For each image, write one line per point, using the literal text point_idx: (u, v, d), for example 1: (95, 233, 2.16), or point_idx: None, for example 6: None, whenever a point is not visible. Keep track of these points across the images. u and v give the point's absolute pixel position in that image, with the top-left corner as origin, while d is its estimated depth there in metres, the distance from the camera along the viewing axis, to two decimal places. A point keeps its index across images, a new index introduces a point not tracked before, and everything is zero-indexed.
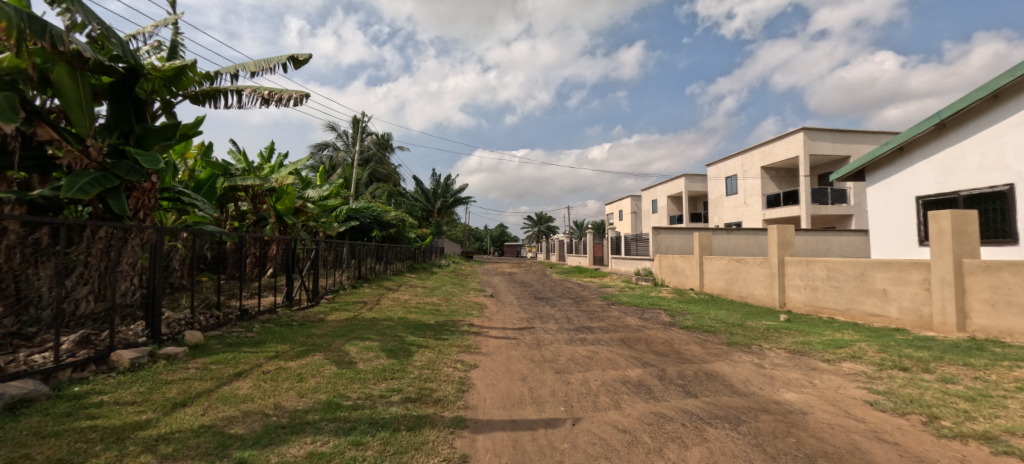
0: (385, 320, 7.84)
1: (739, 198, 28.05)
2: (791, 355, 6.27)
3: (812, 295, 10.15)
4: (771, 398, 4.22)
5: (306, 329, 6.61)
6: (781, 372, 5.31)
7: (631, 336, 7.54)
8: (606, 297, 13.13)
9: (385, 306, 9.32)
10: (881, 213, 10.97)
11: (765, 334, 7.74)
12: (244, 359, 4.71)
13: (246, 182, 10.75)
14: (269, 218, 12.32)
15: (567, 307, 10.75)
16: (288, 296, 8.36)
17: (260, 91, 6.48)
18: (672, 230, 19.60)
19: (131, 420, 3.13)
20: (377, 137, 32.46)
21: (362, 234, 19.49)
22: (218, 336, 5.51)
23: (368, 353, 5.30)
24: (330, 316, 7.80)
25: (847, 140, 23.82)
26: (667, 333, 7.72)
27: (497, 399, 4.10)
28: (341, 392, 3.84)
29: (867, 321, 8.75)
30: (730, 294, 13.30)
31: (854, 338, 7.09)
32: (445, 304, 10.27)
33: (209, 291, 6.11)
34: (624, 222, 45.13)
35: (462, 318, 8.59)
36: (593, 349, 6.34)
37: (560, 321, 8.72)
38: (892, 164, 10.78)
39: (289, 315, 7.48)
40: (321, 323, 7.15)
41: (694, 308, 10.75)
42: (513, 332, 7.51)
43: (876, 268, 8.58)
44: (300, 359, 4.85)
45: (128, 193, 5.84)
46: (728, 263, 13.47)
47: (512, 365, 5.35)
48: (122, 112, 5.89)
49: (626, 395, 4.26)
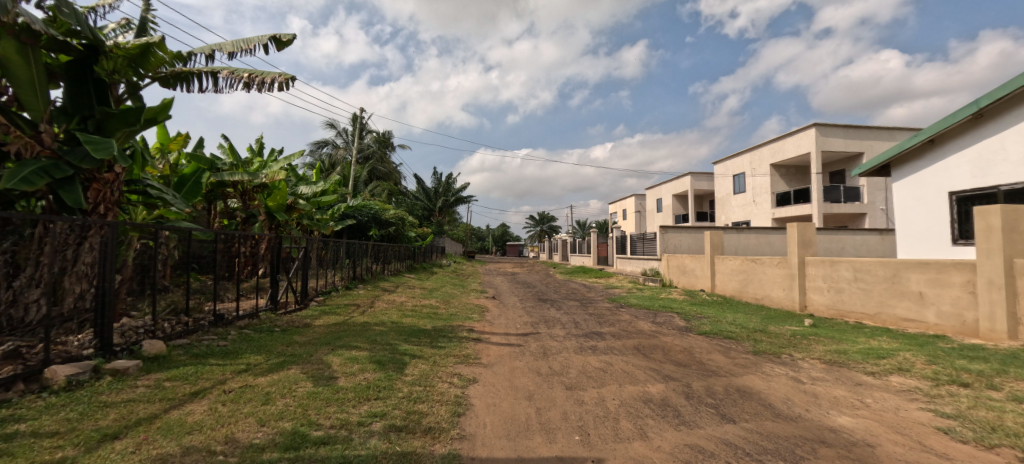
0: (377, 326, 7.20)
1: (747, 196, 27.30)
2: (828, 366, 5.60)
3: (837, 297, 9.50)
4: (824, 425, 3.58)
5: (289, 336, 5.98)
6: (824, 388, 4.65)
7: (646, 343, 6.86)
8: (613, 299, 12.46)
9: (379, 309, 8.67)
10: (908, 210, 10.31)
11: (792, 341, 7.08)
12: (209, 374, 4.08)
13: (234, 178, 10.31)
14: (258, 216, 11.68)
15: (573, 310, 10.09)
16: (274, 298, 7.70)
17: (238, 74, 5.77)
18: (680, 229, 18.92)
19: (40, 460, 2.50)
20: (377, 135, 31.86)
21: (359, 233, 18.87)
22: (184, 345, 4.89)
23: (353, 365, 4.66)
24: (318, 321, 7.16)
25: (861, 136, 23.05)
26: (685, 340, 7.05)
27: (500, 424, 3.46)
28: (312, 418, 3.19)
29: (899, 326, 8.12)
30: (744, 296, 12.63)
31: (895, 346, 6.42)
32: (443, 307, 9.61)
33: (178, 295, 5.44)
34: (628, 222, 44.43)
35: (461, 323, 7.94)
36: (606, 359, 5.68)
37: (567, 326, 8.07)
38: (922, 157, 10.11)
39: (272, 320, 6.82)
40: (306, 329, 6.51)
41: (709, 311, 10.08)
42: (516, 339, 6.86)
43: (911, 269, 7.92)
44: (274, 374, 4.21)
45: (87, 185, 5.20)
46: (742, 263, 12.78)
47: (516, 379, 4.72)
48: (80, 94, 5.25)
49: (652, 420, 3.61)
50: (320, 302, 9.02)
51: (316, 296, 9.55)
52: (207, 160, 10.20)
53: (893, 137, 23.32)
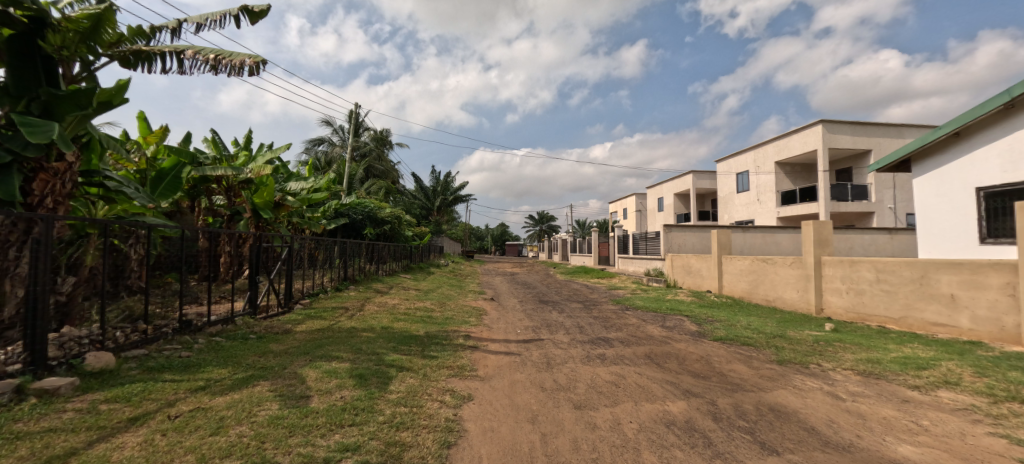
0: (365, 332, 6.59)
1: (752, 195, 26.71)
2: (863, 378, 5.04)
3: (857, 300, 8.94)
4: (885, 457, 3.02)
5: (265, 345, 5.39)
6: (868, 407, 4.09)
7: (660, 351, 6.26)
8: (618, 301, 11.88)
9: (368, 312, 8.09)
10: (932, 207, 9.78)
11: (818, 348, 6.51)
12: (156, 394, 3.49)
13: (216, 172, 9.72)
14: (244, 213, 11.05)
15: (576, 313, 9.49)
16: (253, 301, 7.02)
17: (204, 55, 5.18)
18: (685, 227, 18.34)
19: None
20: (375, 132, 31.31)
21: (353, 231, 18.25)
22: (140, 357, 4.32)
23: (331, 381, 4.07)
24: (299, 327, 6.55)
25: (869, 132, 22.52)
26: (700, 348, 6.47)
27: (497, 459, 2.86)
28: (267, 455, 2.60)
29: (929, 331, 7.58)
30: (755, 297, 12.07)
31: (933, 355, 5.84)
32: (438, 309, 9.01)
33: (134, 300, 4.81)
34: (629, 221, 43.81)
35: (457, 328, 7.34)
36: (617, 370, 5.09)
37: (571, 331, 7.46)
38: (947, 151, 9.58)
39: (248, 327, 6.19)
40: (285, 336, 5.91)
41: (720, 314, 9.50)
42: (516, 347, 6.27)
43: (941, 270, 7.38)
44: (235, 393, 3.61)
45: (32, 175, 4.57)
46: (753, 263, 12.21)
47: (517, 397, 4.13)
48: (25, 73, 4.62)
49: (680, 451, 3.03)
50: (307, 305, 8.40)
51: (303, 299, 8.89)
52: (188, 153, 9.61)
53: (901, 134, 22.76)
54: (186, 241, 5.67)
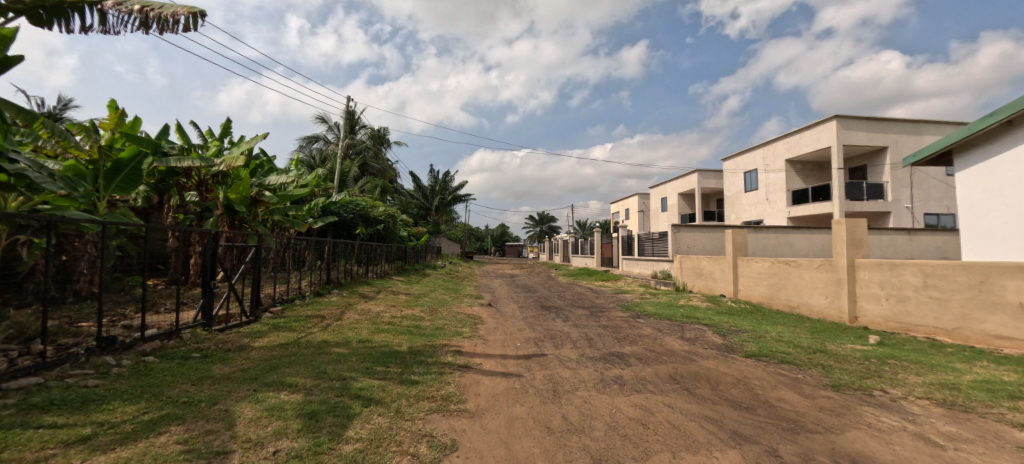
0: (336, 347, 5.58)
1: (760, 194, 25.69)
2: (948, 411, 4.07)
3: (898, 308, 7.99)
4: None
5: (206, 367, 4.40)
6: (981, 459, 3.11)
7: (687, 372, 5.26)
8: (627, 307, 10.86)
9: (347, 321, 7.11)
10: (978, 204, 8.84)
11: (873, 368, 5.50)
12: (10, 453, 2.50)
13: (182, 163, 8.74)
14: (215, 210, 10.06)
15: (583, 321, 8.49)
16: (207, 311, 5.97)
17: (128, 6, 4.30)
18: (694, 227, 17.33)
19: None
20: (371, 130, 30.33)
21: (344, 231, 17.24)
22: (24, 389, 3.36)
23: (269, 425, 3.07)
24: (259, 341, 5.55)
25: (884, 128, 21.54)
26: (734, 367, 5.46)
27: None
28: None
29: (990, 345, 6.64)
30: (775, 303, 11.11)
31: (1017, 379, 4.87)
32: (428, 318, 7.97)
33: (27, 315, 3.82)
34: (632, 221, 42.76)
35: (447, 341, 6.34)
36: (641, 400, 4.07)
37: (579, 345, 6.43)
38: (998, 141, 8.58)
39: (195, 342, 5.20)
40: (239, 354, 4.93)
41: (744, 323, 8.52)
42: (515, 365, 5.29)
43: (1008, 275, 6.41)
44: (124, 450, 2.61)
45: None
46: (773, 266, 11.23)
47: (515, 445, 3.11)
48: None
49: None
50: (278, 314, 7.37)
51: (273, 307, 7.78)
52: (150, 140, 8.58)
53: (919, 130, 21.76)
54: (120, 238, 4.70)
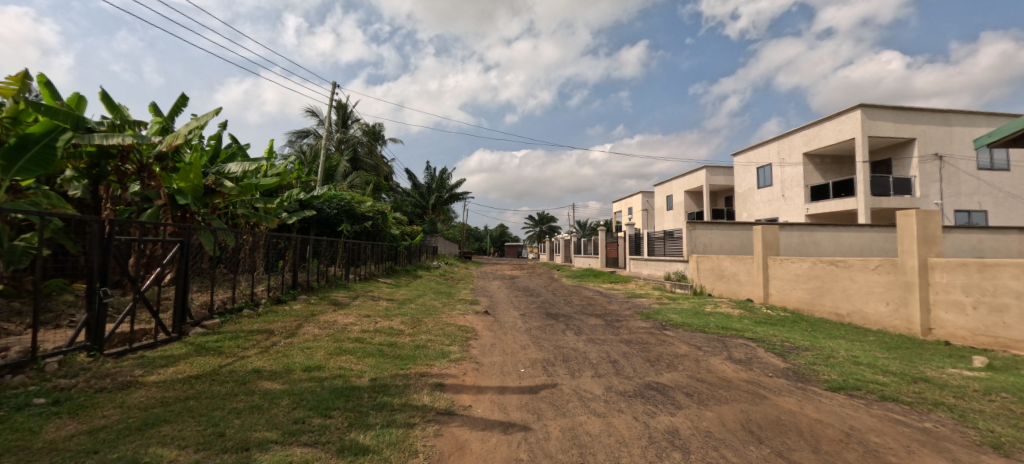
0: (269, 380, 3.99)
1: (775, 190, 24.12)
2: None
3: (994, 320, 6.42)
4: None
5: (35, 426, 2.81)
6: None
7: (764, 418, 3.65)
8: (648, 315, 9.25)
9: (302, 337, 5.58)
10: None
11: (1017, 411, 3.92)
12: None
13: (109, 141, 7.10)
14: (158, 200, 8.45)
15: (599, 335, 6.91)
16: (96, 331, 4.37)
17: None
18: (711, 224, 15.70)
19: None
20: (365, 125, 28.70)
21: (327, 228, 15.67)
22: None
23: None
24: (161, 373, 3.95)
25: (913, 118, 20.00)
26: (826, 411, 3.86)
27: None
28: None
29: None
30: (818, 309, 9.56)
31: None
32: (408, 333, 6.38)
33: None
34: (636, 220, 41.11)
35: (426, 367, 4.77)
36: None
37: (603, 373, 4.83)
38: None
39: (55, 378, 3.61)
40: (110, 397, 3.32)
41: (796, 337, 6.97)
42: (518, 409, 3.71)
43: None
44: None
45: None
46: (815, 267, 9.68)
47: None
48: None
49: None
50: (213, 330, 5.78)
51: (209, 320, 6.12)
52: (69, 113, 6.96)
53: (948, 121, 20.23)
54: None
